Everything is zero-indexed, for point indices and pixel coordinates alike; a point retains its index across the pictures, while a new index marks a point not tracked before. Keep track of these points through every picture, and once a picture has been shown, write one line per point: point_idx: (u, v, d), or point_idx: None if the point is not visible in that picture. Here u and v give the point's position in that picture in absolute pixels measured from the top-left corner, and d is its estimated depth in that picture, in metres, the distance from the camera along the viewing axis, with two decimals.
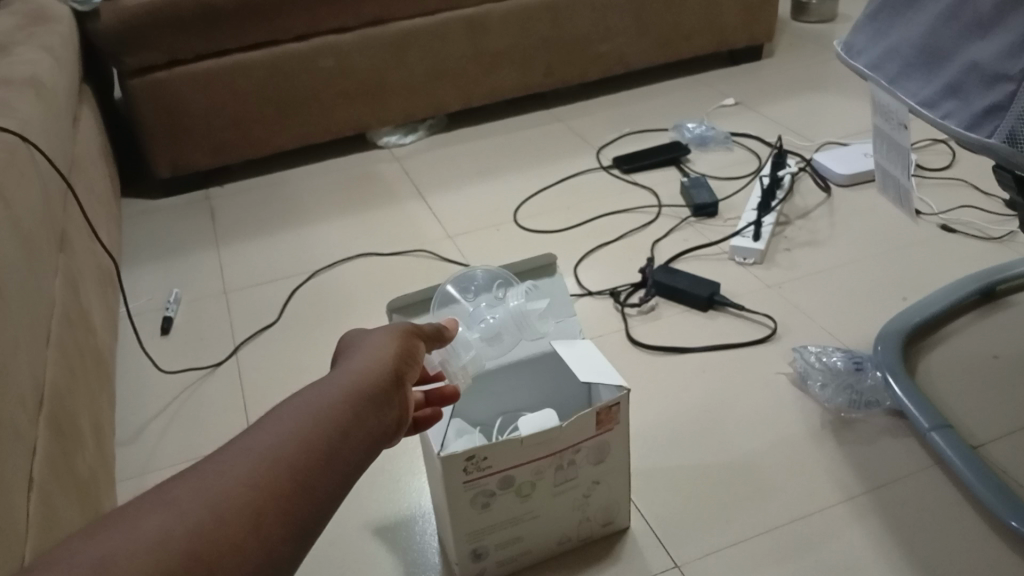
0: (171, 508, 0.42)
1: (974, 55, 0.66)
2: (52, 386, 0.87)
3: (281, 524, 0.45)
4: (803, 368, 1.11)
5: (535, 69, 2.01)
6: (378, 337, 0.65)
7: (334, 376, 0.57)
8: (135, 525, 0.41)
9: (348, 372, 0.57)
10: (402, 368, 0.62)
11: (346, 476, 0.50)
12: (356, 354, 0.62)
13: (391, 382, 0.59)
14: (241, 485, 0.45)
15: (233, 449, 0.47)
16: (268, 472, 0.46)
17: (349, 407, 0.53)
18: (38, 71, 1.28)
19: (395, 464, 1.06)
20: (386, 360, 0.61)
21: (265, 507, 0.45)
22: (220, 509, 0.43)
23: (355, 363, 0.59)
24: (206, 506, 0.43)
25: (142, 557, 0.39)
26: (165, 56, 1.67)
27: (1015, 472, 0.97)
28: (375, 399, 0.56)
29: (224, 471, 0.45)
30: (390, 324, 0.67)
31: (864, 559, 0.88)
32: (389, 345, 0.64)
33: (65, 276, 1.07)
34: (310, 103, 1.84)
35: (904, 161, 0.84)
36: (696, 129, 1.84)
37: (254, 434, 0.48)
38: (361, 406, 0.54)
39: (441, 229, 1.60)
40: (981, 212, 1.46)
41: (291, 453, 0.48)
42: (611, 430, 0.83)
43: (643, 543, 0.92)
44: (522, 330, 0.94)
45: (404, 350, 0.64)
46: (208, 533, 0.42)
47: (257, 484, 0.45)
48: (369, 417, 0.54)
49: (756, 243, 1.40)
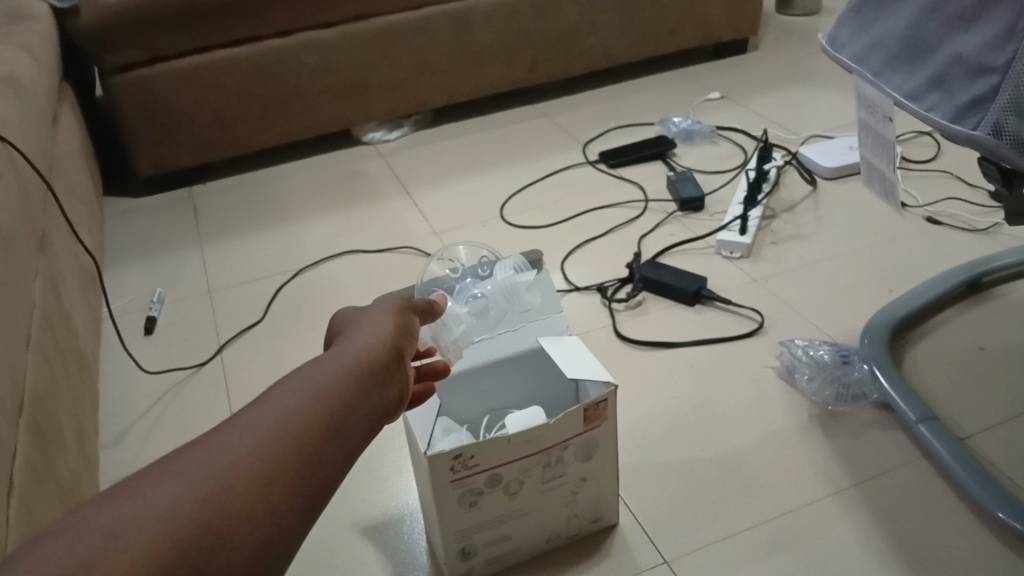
0: (180, 479, 0.43)
1: (958, 47, 0.65)
2: (34, 388, 0.86)
3: (288, 496, 0.46)
4: (791, 362, 1.11)
5: (520, 64, 2.00)
6: (377, 313, 0.65)
7: (335, 353, 0.57)
8: (143, 496, 0.42)
9: (349, 348, 0.58)
10: (402, 343, 0.62)
11: (351, 451, 0.51)
12: (357, 330, 0.62)
13: (392, 358, 0.59)
14: (248, 457, 0.46)
15: (237, 423, 0.48)
16: (274, 445, 0.47)
17: (352, 383, 0.54)
18: (16, 70, 1.26)
19: (383, 463, 1.06)
20: (387, 335, 0.61)
21: (273, 480, 0.46)
22: (228, 481, 0.44)
23: (356, 339, 0.59)
24: (213, 478, 0.44)
25: (154, 527, 0.40)
26: (146, 53, 1.65)
27: (1001, 463, 0.97)
28: (378, 375, 0.57)
29: (232, 443, 0.46)
30: (388, 301, 0.68)
31: (854, 553, 0.88)
32: (388, 320, 0.64)
33: (46, 277, 1.06)
34: (293, 99, 1.83)
35: (889, 155, 0.84)
36: (682, 123, 1.83)
37: (258, 409, 0.49)
38: (364, 383, 0.55)
39: (428, 226, 1.59)
40: (966, 204, 1.47)
41: (296, 429, 0.48)
42: (598, 426, 0.83)
43: (631, 539, 0.92)
44: (511, 305, 0.93)
45: (403, 325, 0.64)
46: (218, 502, 0.43)
47: (263, 457, 0.46)
48: (373, 393, 0.55)
49: (742, 236, 1.40)
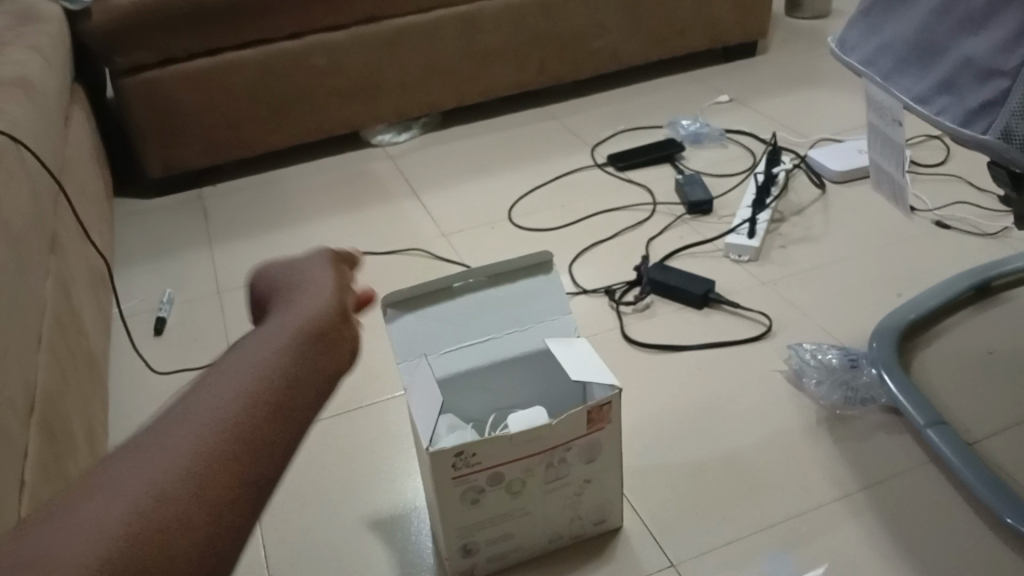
0: (170, 441, 0.52)
1: (969, 51, 0.65)
2: (45, 388, 0.87)
3: (264, 443, 0.55)
4: (799, 366, 1.11)
5: (528, 67, 2.00)
6: (318, 272, 0.73)
7: (286, 320, 0.66)
8: (142, 460, 0.50)
9: (298, 313, 0.66)
10: (345, 301, 0.71)
11: (311, 402, 0.60)
12: (302, 294, 0.70)
13: (338, 316, 0.68)
14: (223, 417, 0.54)
15: (209, 392, 0.57)
16: (246, 403, 0.56)
17: (305, 344, 0.63)
18: (28, 71, 1.27)
19: (391, 465, 1.05)
20: (331, 295, 0.70)
21: (248, 433, 0.54)
22: (211, 436, 0.53)
23: (304, 302, 0.68)
24: (197, 436, 0.53)
25: (157, 480, 0.49)
26: (156, 55, 1.67)
27: (1010, 467, 0.97)
28: (326, 332, 0.65)
29: (208, 408, 0.55)
30: (326, 256, 0.76)
31: (862, 557, 0.88)
32: (330, 282, 0.72)
33: (57, 278, 1.06)
34: (302, 102, 1.83)
35: (898, 158, 0.84)
36: (690, 127, 1.83)
37: (223, 378, 0.58)
38: (315, 341, 0.64)
39: (436, 227, 1.59)
40: (976, 208, 1.46)
41: (262, 389, 0.57)
42: (602, 429, 0.83)
43: (637, 542, 0.92)
44: (511, 315, 0.92)
45: (342, 285, 0.73)
46: (207, 454, 0.52)
47: (237, 415, 0.55)
48: (326, 349, 0.64)
49: (750, 240, 1.40)
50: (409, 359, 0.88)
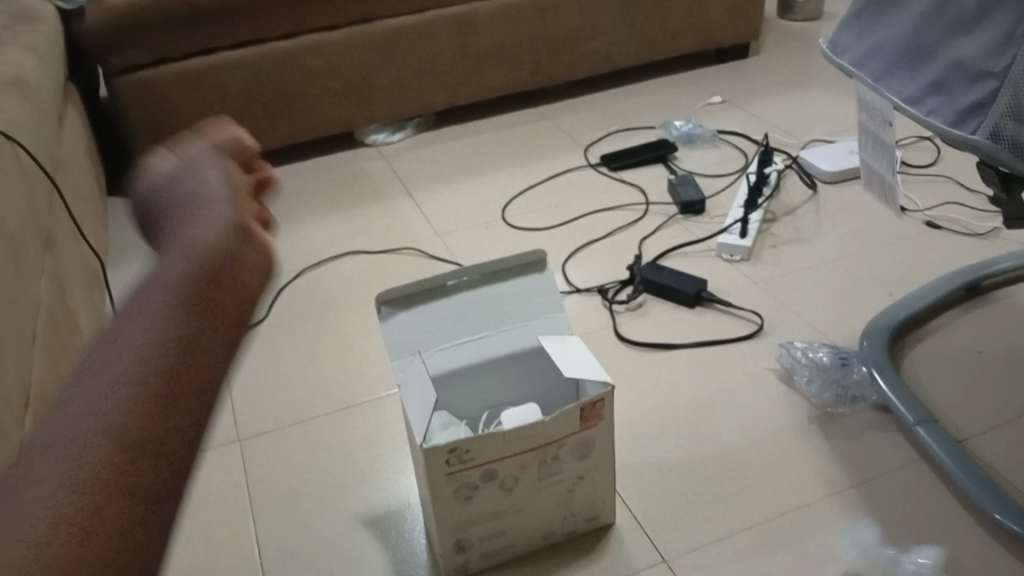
0: (54, 451, 0.42)
1: (958, 52, 0.66)
2: (40, 386, 0.87)
3: (176, 406, 0.45)
4: (790, 364, 1.12)
5: (523, 67, 2.01)
6: (210, 178, 0.63)
7: (172, 258, 0.54)
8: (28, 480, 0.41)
9: (187, 246, 0.55)
10: (243, 217, 0.59)
11: (226, 342, 0.50)
12: (189, 222, 0.58)
13: (236, 234, 0.56)
14: (113, 398, 0.44)
15: (91, 374, 0.46)
16: (137, 372, 0.46)
17: (201, 279, 0.52)
18: (23, 70, 1.27)
19: (384, 463, 1.06)
20: (224, 215, 0.58)
21: (147, 408, 0.44)
22: (105, 427, 0.43)
23: (192, 231, 0.57)
24: (87, 433, 0.43)
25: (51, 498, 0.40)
26: (151, 55, 1.67)
27: (998, 464, 0.98)
28: (226, 258, 0.54)
29: (91, 394, 0.45)
30: (216, 158, 0.66)
31: (853, 552, 0.89)
32: (219, 201, 0.60)
33: (52, 276, 1.06)
34: (296, 102, 1.84)
35: (889, 158, 0.85)
36: (683, 127, 1.84)
37: (106, 353, 0.47)
38: (215, 274, 0.53)
39: (430, 227, 1.59)
40: (966, 208, 1.47)
41: (153, 349, 0.47)
42: (595, 426, 0.83)
43: (630, 539, 0.93)
44: (504, 314, 0.93)
45: (235, 200, 0.61)
46: (103, 447, 0.42)
47: (128, 388, 0.45)
48: (233, 278, 0.53)
49: (742, 239, 1.41)
50: (403, 357, 0.88)
